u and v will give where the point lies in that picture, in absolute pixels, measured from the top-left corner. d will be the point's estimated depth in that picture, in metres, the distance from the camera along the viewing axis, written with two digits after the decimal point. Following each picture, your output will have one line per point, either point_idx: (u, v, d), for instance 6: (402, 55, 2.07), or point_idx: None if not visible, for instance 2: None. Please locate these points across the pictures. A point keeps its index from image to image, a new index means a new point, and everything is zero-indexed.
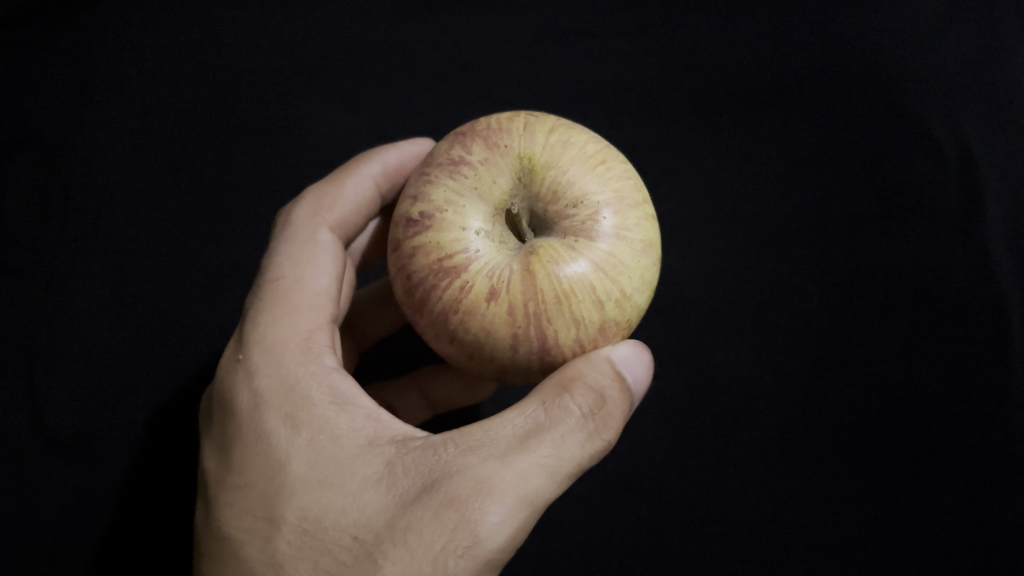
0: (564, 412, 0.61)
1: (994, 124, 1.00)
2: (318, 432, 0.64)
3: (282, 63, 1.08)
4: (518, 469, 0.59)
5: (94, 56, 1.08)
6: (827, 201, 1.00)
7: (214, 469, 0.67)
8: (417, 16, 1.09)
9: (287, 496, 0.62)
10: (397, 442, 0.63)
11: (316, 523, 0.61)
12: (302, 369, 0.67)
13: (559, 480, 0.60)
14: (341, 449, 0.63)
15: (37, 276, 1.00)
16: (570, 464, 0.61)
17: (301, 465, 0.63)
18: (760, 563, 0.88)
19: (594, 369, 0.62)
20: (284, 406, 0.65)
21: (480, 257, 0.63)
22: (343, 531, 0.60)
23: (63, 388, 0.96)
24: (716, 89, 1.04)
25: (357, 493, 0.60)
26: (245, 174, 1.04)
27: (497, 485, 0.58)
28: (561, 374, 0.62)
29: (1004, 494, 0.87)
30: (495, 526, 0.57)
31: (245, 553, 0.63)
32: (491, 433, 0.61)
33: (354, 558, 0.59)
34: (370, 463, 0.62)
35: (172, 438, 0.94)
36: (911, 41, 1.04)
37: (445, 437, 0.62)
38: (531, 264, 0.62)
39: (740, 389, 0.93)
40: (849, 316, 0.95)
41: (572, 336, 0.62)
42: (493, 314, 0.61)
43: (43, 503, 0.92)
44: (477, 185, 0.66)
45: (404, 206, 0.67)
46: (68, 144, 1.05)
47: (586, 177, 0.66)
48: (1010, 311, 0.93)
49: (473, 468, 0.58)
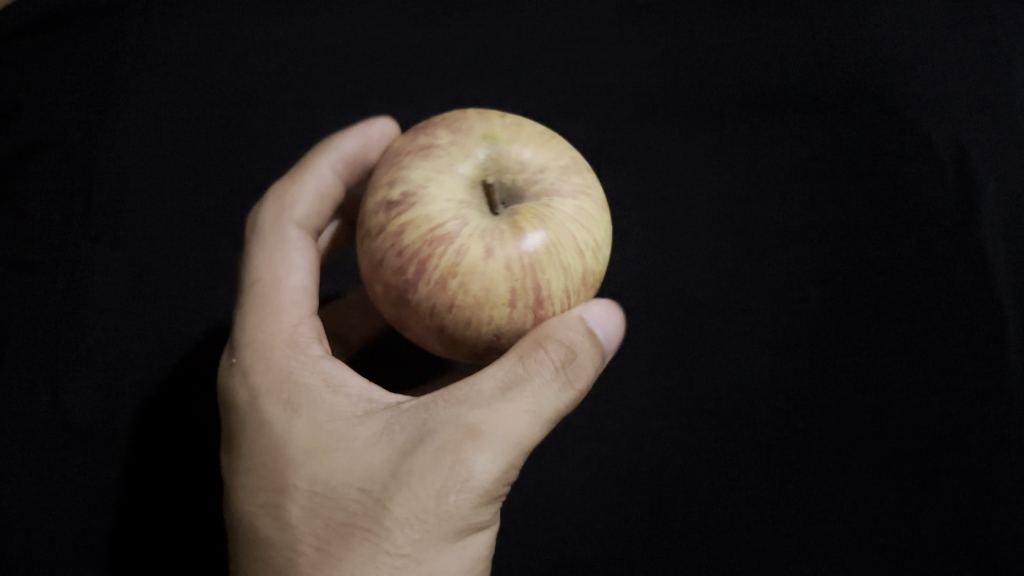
0: (538, 365, 0.64)
1: (992, 133, 1.03)
2: (316, 410, 0.66)
3: (291, 57, 1.09)
4: (484, 403, 0.63)
5: (102, 43, 1.08)
6: (829, 206, 1.02)
7: (241, 422, 0.69)
8: (429, 14, 1.11)
9: (293, 468, 0.64)
10: (391, 407, 0.65)
11: (325, 484, 0.63)
12: (293, 363, 0.69)
13: (538, 426, 0.64)
14: (340, 419, 0.65)
15: (36, 253, 0.99)
16: (546, 412, 0.64)
17: (305, 439, 0.65)
18: (760, 557, 0.88)
19: (565, 326, 0.64)
20: (282, 395, 0.67)
21: (467, 224, 0.64)
22: (349, 486, 0.63)
23: (64, 367, 0.95)
24: (719, 94, 1.06)
25: (350, 440, 0.64)
26: (252, 166, 1.04)
27: (484, 414, 0.62)
28: (530, 335, 0.65)
29: (1003, 492, 0.89)
30: (487, 459, 0.61)
31: (261, 523, 0.65)
32: (472, 379, 0.65)
33: (362, 508, 0.62)
34: (368, 427, 0.64)
35: (167, 421, 0.93)
36: (912, 54, 1.07)
37: (432, 395, 0.65)
38: (519, 223, 0.64)
39: (741, 386, 0.94)
40: (848, 318, 0.97)
41: (562, 305, 0.66)
42: (490, 271, 0.62)
43: (32, 479, 0.90)
44: (451, 161, 0.67)
45: (378, 211, 0.66)
46: (70, 126, 1.05)
47: (536, 150, 0.71)
48: (1007, 315, 0.95)
49: (463, 416, 0.62)
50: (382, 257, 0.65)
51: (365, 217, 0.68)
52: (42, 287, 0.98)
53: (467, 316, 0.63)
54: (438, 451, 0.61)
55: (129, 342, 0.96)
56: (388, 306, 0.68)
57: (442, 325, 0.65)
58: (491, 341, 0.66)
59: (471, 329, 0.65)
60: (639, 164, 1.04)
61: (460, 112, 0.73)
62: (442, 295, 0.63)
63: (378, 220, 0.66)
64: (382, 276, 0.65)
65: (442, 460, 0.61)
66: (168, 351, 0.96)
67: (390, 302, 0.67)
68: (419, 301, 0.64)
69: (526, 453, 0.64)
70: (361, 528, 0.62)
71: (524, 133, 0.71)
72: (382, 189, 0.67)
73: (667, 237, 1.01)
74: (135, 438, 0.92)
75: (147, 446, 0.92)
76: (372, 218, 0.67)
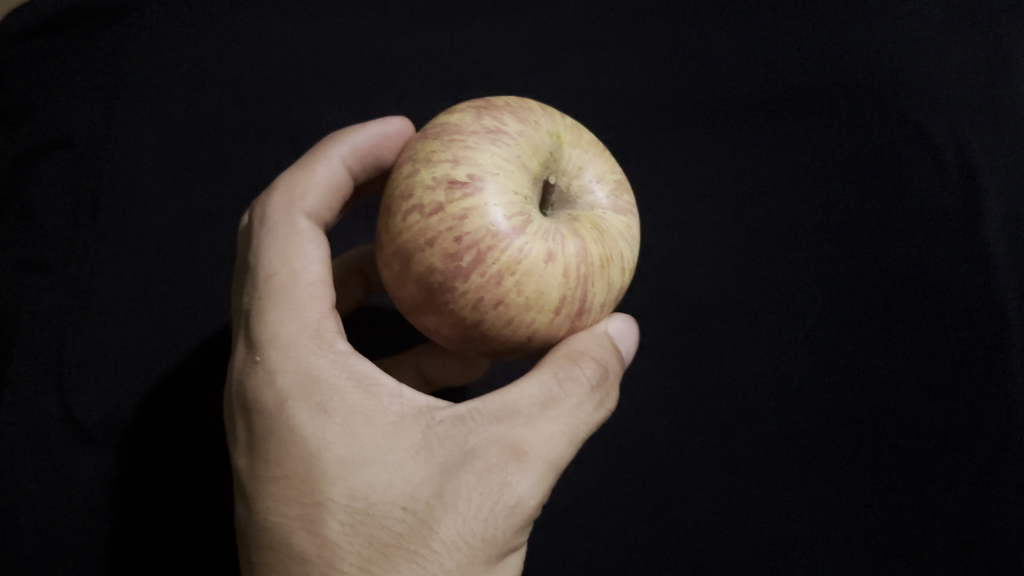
0: (574, 384, 0.65)
1: (995, 133, 1.03)
2: (351, 414, 0.61)
3: (297, 58, 1.10)
4: (525, 422, 0.62)
5: (103, 42, 1.08)
6: (834, 209, 1.03)
7: (261, 423, 0.63)
8: (431, 11, 1.10)
9: (329, 479, 0.60)
10: (426, 415, 0.62)
11: (365, 499, 0.59)
12: (321, 360, 0.64)
13: (573, 443, 0.64)
14: (378, 428, 0.61)
15: (40, 255, 0.99)
16: (581, 429, 0.65)
17: (341, 450, 0.60)
18: (764, 557, 0.90)
19: (595, 343, 0.66)
20: (313, 397, 0.62)
21: (530, 221, 0.62)
22: (392, 504, 0.59)
23: (70, 368, 0.95)
24: (725, 95, 1.06)
25: (390, 452, 0.60)
26: (256, 166, 1.05)
27: (525, 433, 0.61)
28: (567, 348, 0.65)
29: (1006, 491, 0.91)
30: (532, 481, 0.60)
31: (294, 539, 0.61)
32: (508, 394, 0.63)
33: (408, 529, 0.59)
34: (407, 438, 0.61)
35: (177, 422, 0.94)
36: (916, 51, 1.07)
37: (468, 407, 0.63)
38: (578, 231, 0.63)
39: (748, 388, 0.95)
40: (851, 319, 0.98)
41: (595, 316, 0.66)
42: (549, 275, 0.61)
43: (40, 480, 0.91)
44: (520, 153, 0.64)
45: (437, 190, 0.62)
46: (73, 127, 1.05)
47: (590, 161, 0.70)
48: (1009, 315, 0.96)
49: (505, 434, 0.61)
50: (433, 237, 0.61)
51: (412, 191, 0.63)
52: (52, 290, 0.98)
53: (512, 313, 0.62)
54: (484, 472, 0.59)
55: (140, 344, 0.97)
56: (416, 290, 0.64)
57: (477, 318, 0.63)
58: (517, 342, 0.65)
59: (508, 327, 0.63)
60: (641, 164, 1.04)
61: (520, 100, 0.70)
62: (494, 288, 0.61)
63: (434, 197, 0.61)
64: (427, 258, 0.61)
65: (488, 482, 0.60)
66: (179, 352, 0.96)
67: (422, 285, 0.63)
68: (465, 292, 0.61)
69: (561, 471, 0.64)
70: (407, 549, 0.59)
71: (581, 139, 0.71)
72: (441, 166, 0.63)
73: (670, 237, 1.02)
74: (145, 439, 0.93)
75: (157, 446, 0.93)
76: (424, 195, 0.62)
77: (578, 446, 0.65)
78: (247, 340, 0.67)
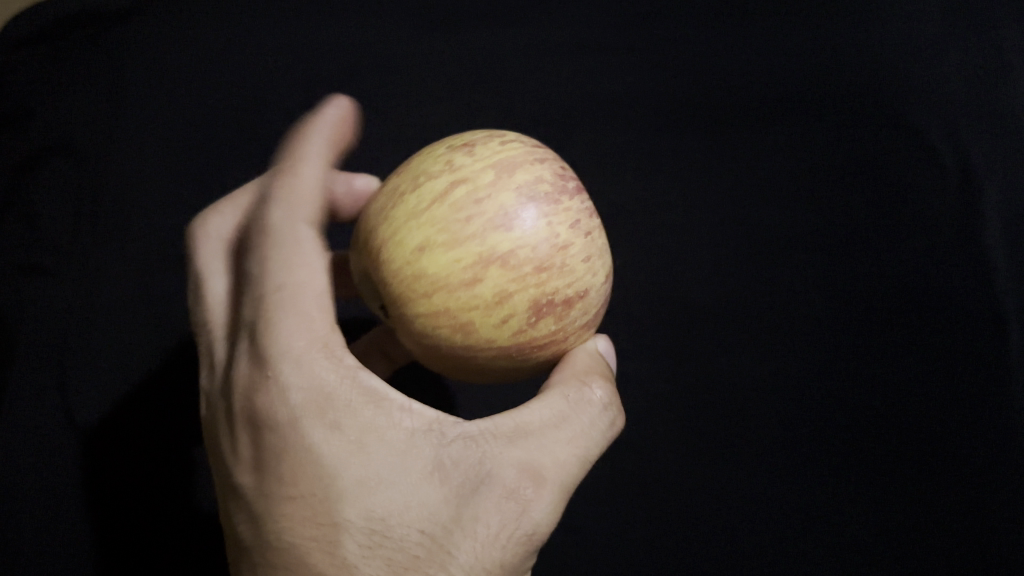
0: (586, 404, 0.66)
1: (992, 137, 1.04)
2: (364, 432, 0.58)
3: (297, 64, 1.10)
4: (537, 446, 0.61)
5: (104, 49, 1.08)
6: (833, 213, 1.03)
7: (268, 441, 0.58)
8: (431, 17, 1.11)
9: (342, 501, 0.57)
10: (437, 434, 0.60)
11: (382, 522, 0.56)
12: (332, 375, 0.59)
13: (584, 465, 0.65)
14: (392, 447, 0.58)
15: (41, 261, 1.00)
16: (594, 451, 0.65)
17: (355, 470, 0.57)
18: (764, 560, 0.90)
19: (597, 364, 0.70)
20: (326, 414, 0.58)
21: None
22: (410, 526, 0.57)
23: (70, 373, 0.95)
24: (722, 100, 1.07)
25: (404, 474, 0.57)
26: (257, 172, 1.06)
27: (540, 456, 0.61)
28: (576, 371, 0.68)
29: (1004, 496, 0.91)
30: (548, 506, 0.60)
31: (305, 563, 0.57)
32: (518, 416, 0.63)
33: (426, 552, 0.56)
34: (420, 458, 0.58)
35: (178, 425, 0.94)
36: (914, 57, 1.07)
37: (478, 428, 0.61)
38: None
39: (746, 392, 0.95)
40: (849, 323, 0.98)
41: (593, 327, 0.71)
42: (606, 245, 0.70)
43: (40, 485, 0.91)
44: None
45: (530, 142, 0.71)
46: (73, 133, 1.05)
47: None
48: (1008, 319, 0.97)
49: (519, 458, 0.60)
50: (540, 159, 0.68)
51: (501, 139, 0.69)
52: (50, 292, 0.98)
53: (592, 249, 0.66)
54: (503, 496, 0.59)
55: (137, 348, 0.97)
56: (504, 204, 0.63)
57: (567, 239, 0.64)
58: (568, 307, 0.65)
59: (584, 266, 0.65)
60: (640, 169, 1.05)
61: None
62: (587, 219, 0.67)
63: (531, 144, 0.70)
64: (538, 170, 0.67)
65: (506, 506, 0.59)
66: (176, 357, 0.96)
67: (517, 196, 0.64)
68: (570, 206, 0.66)
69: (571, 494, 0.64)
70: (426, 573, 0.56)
71: None
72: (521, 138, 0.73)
73: (669, 241, 1.02)
74: (145, 441, 0.93)
75: (159, 449, 0.93)
76: (520, 139, 0.70)
77: (588, 468, 0.65)
78: (251, 355, 0.61)
